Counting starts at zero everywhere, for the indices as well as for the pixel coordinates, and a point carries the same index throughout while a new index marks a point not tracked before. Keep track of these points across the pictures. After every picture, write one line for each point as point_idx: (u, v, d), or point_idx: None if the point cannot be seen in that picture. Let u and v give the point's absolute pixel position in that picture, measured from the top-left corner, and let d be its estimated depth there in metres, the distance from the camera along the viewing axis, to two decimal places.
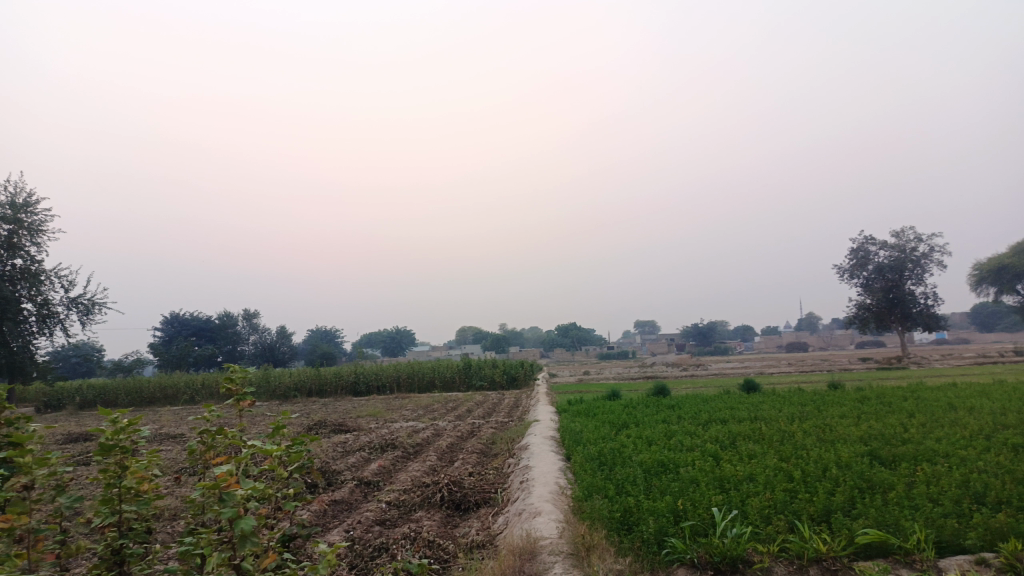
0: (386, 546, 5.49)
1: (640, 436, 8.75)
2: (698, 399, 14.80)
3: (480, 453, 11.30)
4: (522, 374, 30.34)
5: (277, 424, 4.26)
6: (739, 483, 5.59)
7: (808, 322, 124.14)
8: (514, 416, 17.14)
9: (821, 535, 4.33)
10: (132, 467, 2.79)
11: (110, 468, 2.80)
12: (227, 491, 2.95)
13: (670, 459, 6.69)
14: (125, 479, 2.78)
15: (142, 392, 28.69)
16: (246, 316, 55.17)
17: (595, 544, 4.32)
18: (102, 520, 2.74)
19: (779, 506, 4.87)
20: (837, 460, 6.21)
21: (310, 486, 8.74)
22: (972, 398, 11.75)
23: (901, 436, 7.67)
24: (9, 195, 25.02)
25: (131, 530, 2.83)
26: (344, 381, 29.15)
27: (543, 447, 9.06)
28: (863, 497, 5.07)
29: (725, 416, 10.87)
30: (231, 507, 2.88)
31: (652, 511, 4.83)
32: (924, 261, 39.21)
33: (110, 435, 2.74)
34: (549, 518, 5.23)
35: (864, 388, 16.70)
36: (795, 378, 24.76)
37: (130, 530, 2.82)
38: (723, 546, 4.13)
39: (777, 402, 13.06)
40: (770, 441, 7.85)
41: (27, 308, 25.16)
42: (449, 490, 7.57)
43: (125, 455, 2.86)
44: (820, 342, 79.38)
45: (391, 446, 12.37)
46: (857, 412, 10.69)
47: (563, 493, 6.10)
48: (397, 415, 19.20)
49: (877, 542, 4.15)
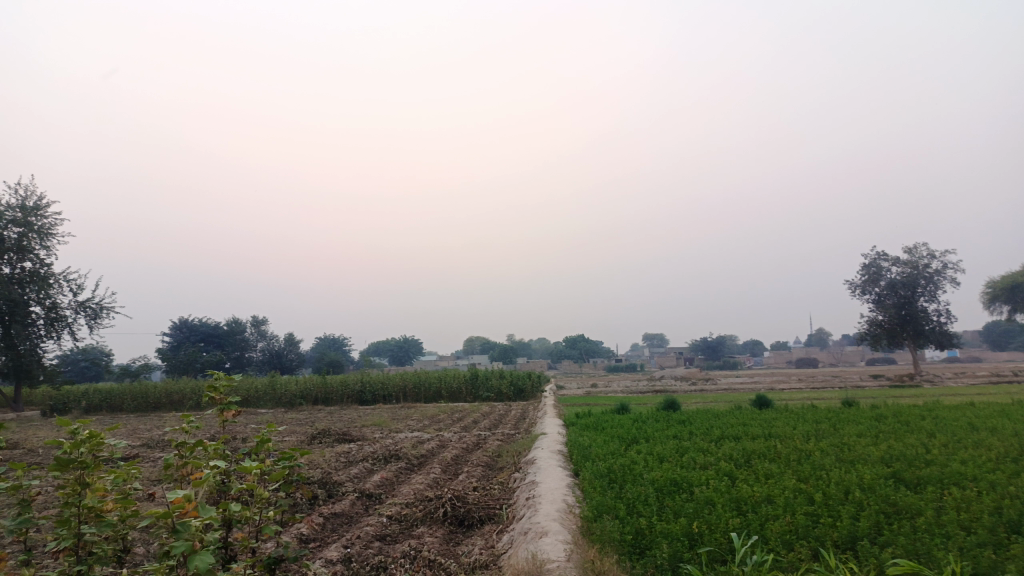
0: (384, 565, 5.26)
1: (651, 452, 8.48)
2: (709, 415, 14.49)
3: (485, 466, 11.03)
4: (529, 385, 30.03)
5: (261, 438, 4.00)
6: (757, 505, 5.33)
7: (818, 338, 123.11)
8: (521, 429, 16.86)
9: (848, 564, 4.07)
10: (92, 484, 2.60)
11: (68, 484, 2.61)
12: (183, 521, 2.69)
13: (684, 478, 6.42)
14: (84, 498, 2.60)
15: (148, 397, 28.54)
16: (254, 323, 55.10)
17: (606, 571, 4.06)
18: (57, 544, 2.52)
19: (800, 532, 4.60)
20: (859, 483, 5.93)
21: (310, 499, 8.48)
22: (992, 419, 11.42)
23: (923, 457, 7.38)
24: (20, 198, 25.07)
25: (92, 555, 2.61)
26: (350, 390, 28.94)
27: (550, 461, 8.79)
28: (889, 523, 4.79)
29: (738, 432, 10.59)
30: (185, 540, 2.61)
31: (666, 533, 4.57)
32: (937, 278, 38.74)
33: (67, 446, 2.58)
34: (556, 539, 4.97)
35: (878, 406, 16.33)
36: (806, 394, 24.42)
37: (89, 555, 2.59)
38: (743, 574, 3.86)
39: (790, 419, 12.73)
40: (787, 460, 7.57)
41: (36, 312, 25.12)
42: (453, 505, 7.31)
43: (87, 472, 2.66)
44: (830, 357, 78.64)
45: (395, 458, 12.13)
46: (874, 431, 10.37)
47: (571, 512, 5.84)
48: (402, 425, 18.95)
49: (907, 574, 3.89)
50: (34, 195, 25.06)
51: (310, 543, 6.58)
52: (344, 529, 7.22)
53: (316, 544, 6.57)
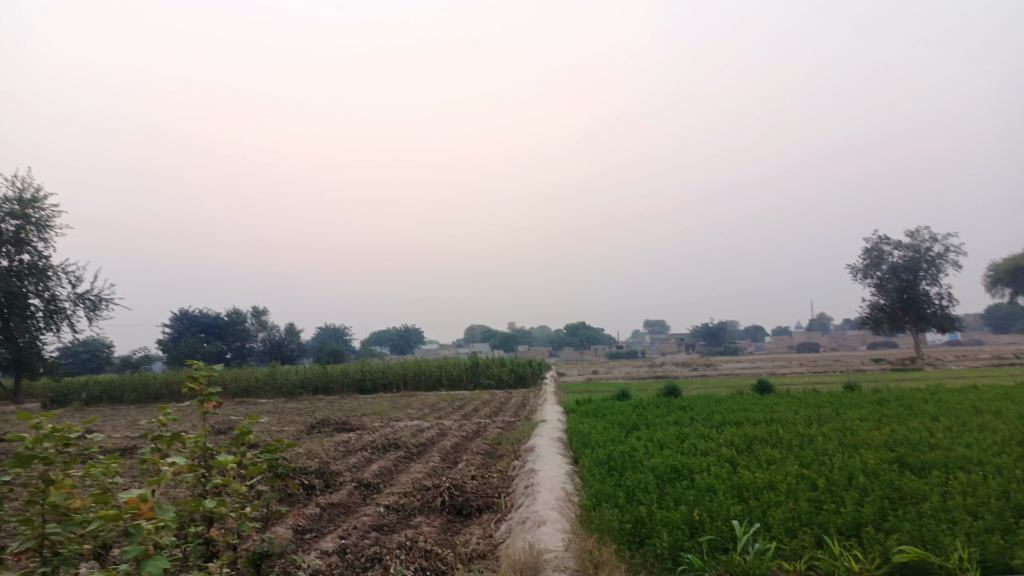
0: (379, 557, 5.15)
1: (651, 438, 8.39)
2: (710, 400, 14.41)
3: (484, 454, 10.95)
4: (530, 373, 29.95)
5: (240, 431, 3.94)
6: (760, 491, 5.23)
7: (819, 323, 123.02)
8: (521, 416, 16.80)
9: (852, 552, 3.97)
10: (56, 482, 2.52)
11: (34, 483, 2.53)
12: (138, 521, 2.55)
13: (684, 464, 6.33)
14: (48, 496, 2.49)
15: (149, 388, 28.47)
16: (255, 313, 54.94)
17: (604, 561, 3.96)
18: (19, 545, 2.43)
19: (803, 519, 4.50)
20: (863, 468, 5.83)
21: (307, 489, 8.40)
22: (995, 401, 11.33)
23: (927, 441, 7.28)
24: (16, 190, 24.90)
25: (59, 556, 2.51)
26: (351, 379, 28.87)
27: (549, 449, 8.70)
28: (894, 508, 4.70)
29: (739, 418, 10.51)
30: (138, 544, 2.46)
31: (666, 522, 4.47)
32: (939, 261, 38.60)
33: (29, 443, 2.50)
34: (554, 528, 4.87)
35: (880, 389, 16.26)
36: (808, 378, 24.34)
37: (54, 556, 2.50)
38: (746, 563, 3.75)
39: (792, 404, 12.65)
40: (789, 445, 7.47)
41: (34, 304, 24.99)
42: (451, 494, 7.22)
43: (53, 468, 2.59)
44: (831, 342, 78.61)
45: (394, 446, 12.05)
46: (876, 415, 10.28)
47: (570, 500, 5.74)
48: (402, 413, 18.90)
49: (914, 561, 3.78)
50: (30, 187, 24.89)
51: (306, 535, 6.50)
52: (340, 520, 7.14)
53: (311, 536, 6.49)
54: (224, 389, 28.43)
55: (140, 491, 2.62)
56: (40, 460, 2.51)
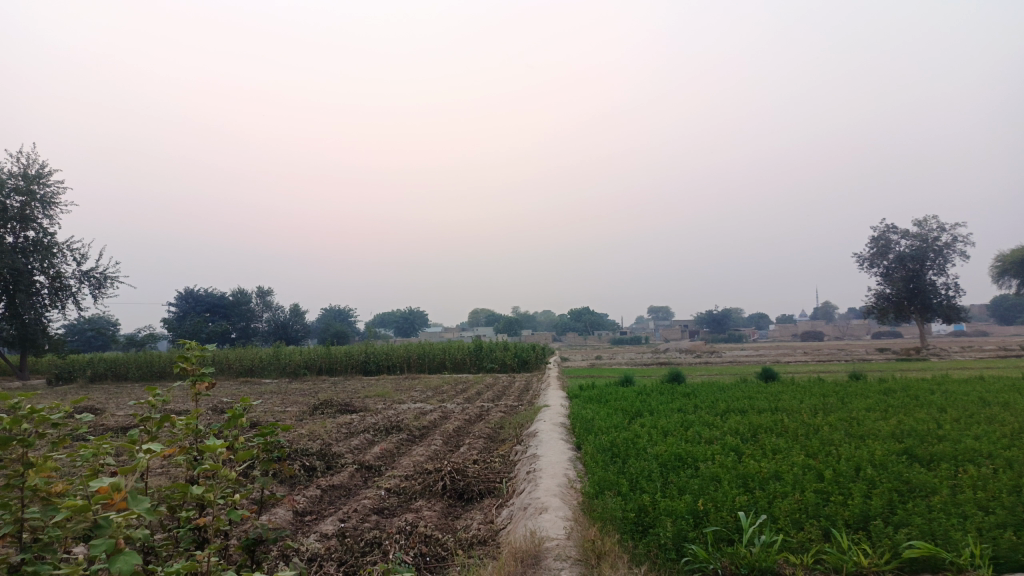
0: (378, 542, 5.09)
1: (655, 426, 8.29)
2: (715, 387, 14.33)
3: (486, 438, 10.89)
4: (533, 357, 29.88)
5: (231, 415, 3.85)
6: (767, 481, 5.15)
7: (825, 311, 122.68)
8: (524, 400, 16.76)
9: (859, 546, 3.89)
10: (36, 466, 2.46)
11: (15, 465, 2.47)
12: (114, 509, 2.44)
13: (688, 453, 6.24)
14: (28, 479, 2.44)
15: (153, 367, 28.52)
16: (260, 293, 54.95)
17: (607, 551, 3.88)
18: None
19: (810, 511, 4.42)
20: (871, 459, 5.75)
21: (308, 471, 8.35)
22: (1004, 393, 11.22)
23: (935, 433, 7.17)
24: (21, 166, 24.81)
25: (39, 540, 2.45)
26: (355, 360, 28.87)
27: (552, 434, 8.62)
28: (903, 501, 4.61)
29: (744, 405, 10.43)
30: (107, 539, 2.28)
31: (670, 511, 4.40)
32: (947, 251, 38.29)
33: (7, 425, 2.43)
34: (556, 516, 4.80)
35: (886, 379, 16.12)
36: (814, 366, 24.22)
37: (33, 540, 2.43)
38: (751, 557, 3.68)
39: (797, 392, 12.57)
40: (795, 435, 7.36)
41: (40, 281, 24.99)
42: (452, 478, 7.15)
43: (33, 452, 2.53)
44: (836, 330, 78.35)
45: (397, 429, 12.01)
46: (883, 405, 10.16)
47: (573, 487, 5.67)
48: (405, 396, 18.88)
49: (924, 557, 3.70)
50: (35, 163, 24.81)
51: (307, 518, 6.45)
52: (342, 503, 7.09)
53: (312, 519, 6.45)
54: (228, 369, 28.44)
55: (111, 480, 2.48)
56: (19, 443, 2.44)
